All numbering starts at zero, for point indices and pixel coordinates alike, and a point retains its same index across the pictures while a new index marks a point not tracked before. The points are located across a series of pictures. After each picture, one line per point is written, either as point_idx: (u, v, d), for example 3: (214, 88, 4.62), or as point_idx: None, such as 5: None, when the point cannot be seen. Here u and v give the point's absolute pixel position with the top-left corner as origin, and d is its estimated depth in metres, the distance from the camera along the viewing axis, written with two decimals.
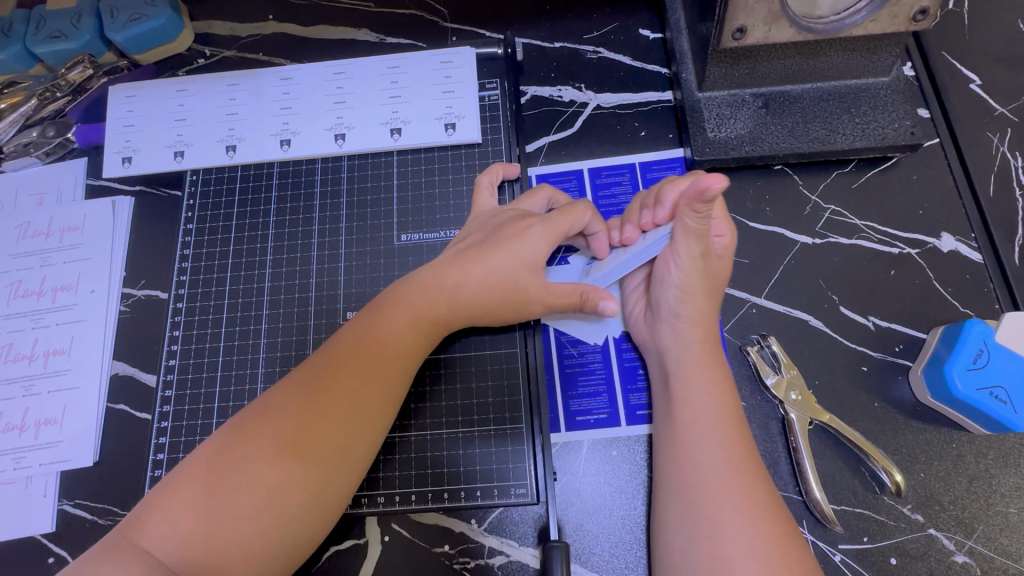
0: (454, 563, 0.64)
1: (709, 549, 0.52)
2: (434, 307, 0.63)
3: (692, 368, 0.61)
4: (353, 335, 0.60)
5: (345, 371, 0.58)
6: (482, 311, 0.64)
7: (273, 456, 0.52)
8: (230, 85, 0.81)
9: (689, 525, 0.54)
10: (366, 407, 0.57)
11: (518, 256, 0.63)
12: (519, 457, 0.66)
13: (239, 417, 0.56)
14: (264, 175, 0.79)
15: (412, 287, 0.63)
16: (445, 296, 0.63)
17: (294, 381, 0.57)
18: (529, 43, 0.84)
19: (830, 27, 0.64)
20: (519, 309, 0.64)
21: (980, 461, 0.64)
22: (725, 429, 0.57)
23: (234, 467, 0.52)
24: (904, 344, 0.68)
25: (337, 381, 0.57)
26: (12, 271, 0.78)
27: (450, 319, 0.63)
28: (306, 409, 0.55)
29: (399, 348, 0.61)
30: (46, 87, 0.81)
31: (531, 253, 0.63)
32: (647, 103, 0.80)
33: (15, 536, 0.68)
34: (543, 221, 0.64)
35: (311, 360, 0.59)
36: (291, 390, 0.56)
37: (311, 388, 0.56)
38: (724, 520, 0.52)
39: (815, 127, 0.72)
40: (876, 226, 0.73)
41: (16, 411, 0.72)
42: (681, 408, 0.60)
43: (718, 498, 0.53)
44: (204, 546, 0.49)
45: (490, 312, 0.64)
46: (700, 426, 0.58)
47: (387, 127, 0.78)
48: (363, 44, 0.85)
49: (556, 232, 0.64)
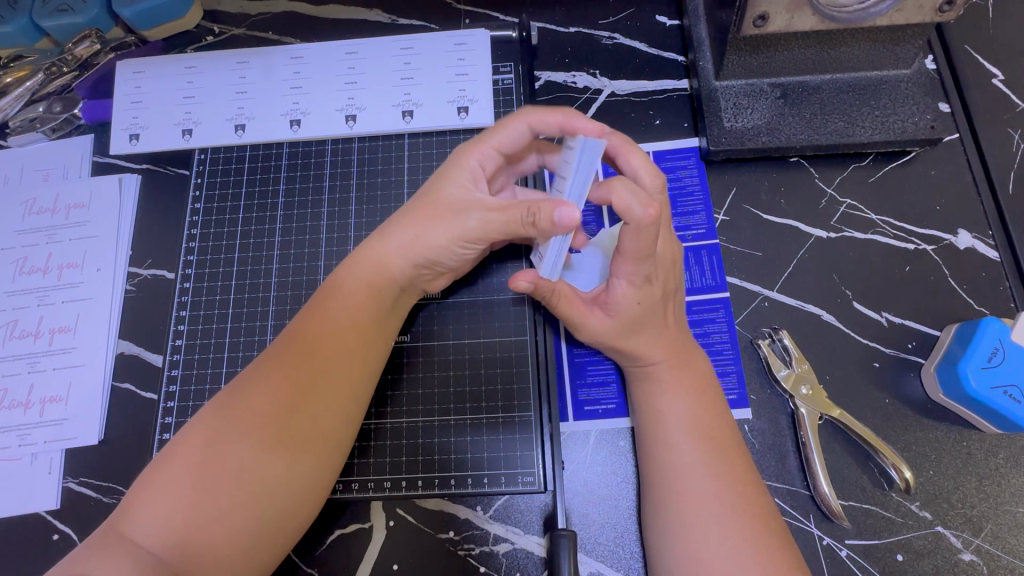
0: (459, 550, 0.64)
1: (697, 545, 0.52)
2: (373, 257, 0.62)
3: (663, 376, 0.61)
4: (322, 315, 0.59)
5: (320, 351, 0.56)
6: (411, 233, 0.62)
7: (249, 439, 0.51)
8: (240, 62, 0.80)
9: (675, 521, 0.54)
10: (345, 392, 0.57)
11: (449, 183, 0.62)
12: (527, 445, 0.66)
13: (213, 403, 0.54)
14: (273, 155, 0.78)
15: (362, 245, 0.64)
16: (380, 235, 0.63)
17: (266, 362, 0.56)
18: (544, 27, 0.82)
19: (854, 17, 0.62)
20: (452, 226, 0.60)
21: (990, 460, 0.63)
22: (704, 428, 0.57)
23: (214, 451, 0.50)
24: (917, 341, 0.68)
25: (312, 362, 0.56)
26: (17, 247, 0.77)
27: (390, 257, 0.62)
28: (286, 392, 0.54)
29: (362, 322, 0.60)
30: (53, 62, 0.80)
31: (463, 176, 0.62)
32: (662, 92, 0.78)
33: (20, 512, 0.68)
34: (475, 144, 0.63)
35: (278, 341, 0.58)
36: (265, 372, 0.55)
37: (285, 369, 0.55)
38: (707, 521, 0.52)
39: (834, 119, 0.71)
40: (892, 222, 0.72)
41: (22, 387, 0.72)
42: (654, 407, 0.60)
43: (704, 492, 0.54)
44: (186, 532, 0.47)
45: (419, 235, 0.61)
46: (677, 423, 0.58)
47: (398, 109, 0.77)
48: (374, 25, 0.84)
49: (483, 144, 0.62)
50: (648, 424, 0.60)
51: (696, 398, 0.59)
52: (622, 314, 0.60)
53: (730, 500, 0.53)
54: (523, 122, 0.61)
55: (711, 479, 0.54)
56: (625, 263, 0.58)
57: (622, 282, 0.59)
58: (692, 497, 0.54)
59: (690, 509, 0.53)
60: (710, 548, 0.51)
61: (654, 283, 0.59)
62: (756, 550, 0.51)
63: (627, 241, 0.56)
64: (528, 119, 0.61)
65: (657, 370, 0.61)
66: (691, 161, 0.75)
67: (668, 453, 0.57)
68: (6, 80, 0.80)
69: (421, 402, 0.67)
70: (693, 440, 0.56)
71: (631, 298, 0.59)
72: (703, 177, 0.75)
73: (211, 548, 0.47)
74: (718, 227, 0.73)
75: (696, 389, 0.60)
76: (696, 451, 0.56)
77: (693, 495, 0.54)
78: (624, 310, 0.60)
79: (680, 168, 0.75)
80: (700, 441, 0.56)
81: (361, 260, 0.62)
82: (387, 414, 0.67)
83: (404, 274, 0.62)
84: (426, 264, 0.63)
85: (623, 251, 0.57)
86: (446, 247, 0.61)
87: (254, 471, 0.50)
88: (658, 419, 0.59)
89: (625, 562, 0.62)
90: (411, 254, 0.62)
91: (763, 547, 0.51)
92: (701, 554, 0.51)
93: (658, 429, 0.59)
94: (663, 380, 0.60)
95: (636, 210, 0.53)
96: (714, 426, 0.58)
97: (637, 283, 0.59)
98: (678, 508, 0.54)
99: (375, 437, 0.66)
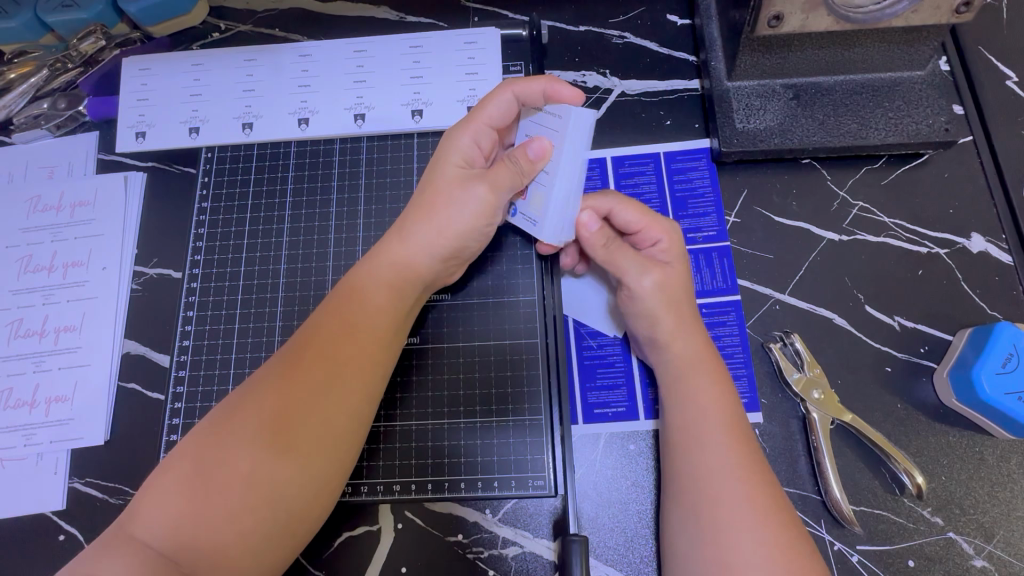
0: (468, 553, 0.64)
1: (725, 550, 0.50)
2: (394, 258, 0.62)
3: (697, 384, 0.59)
4: (339, 313, 0.58)
5: (330, 349, 0.56)
6: (434, 227, 0.62)
7: (259, 438, 0.50)
8: (247, 60, 0.79)
9: (702, 525, 0.52)
10: (355, 391, 0.56)
11: (449, 166, 0.64)
12: (538, 449, 0.65)
13: (225, 402, 0.54)
14: (281, 154, 0.77)
15: (378, 246, 0.64)
16: (401, 235, 0.63)
17: (278, 362, 0.56)
18: (554, 26, 0.81)
19: (869, 17, 0.61)
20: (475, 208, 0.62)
21: (1002, 465, 0.63)
22: (738, 435, 0.56)
23: (223, 450, 0.50)
24: (929, 346, 0.67)
25: (323, 363, 0.55)
26: (23, 246, 0.77)
27: (413, 255, 0.62)
28: (296, 390, 0.53)
29: (382, 321, 0.59)
30: (58, 58, 0.79)
31: (459, 158, 0.64)
32: (673, 92, 0.78)
33: (27, 512, 0.68)
34: (465, 124, 0.65)
35: (292, 341, 0.58)
36: (275, 373, 0.54)
37: (295, 366, 0.54)
38: (735, 525, 0.51)
39: (847, 120, 0.70)
40: (905, 225, 0.71)
41: (27, 387, 0.72)
42: (685, 412, 0.59)
43: (732, 493, 0.52)
44: (191, 535, 0.47)
45: (441, 224, 0.62)
46: (711, 425, 0.57)
47: (407, 109, 0.76)
48: (383, 23, 0.83)
49: (474, 123, 0.64)
50: (680, 426, 0.59)
51: (730, 402, 0.58)
52: (672, 269, 0.64)
53: (761, 504, 0.52)
54: (508, 92, 0.63)
55: (742, 482, 0.53)
56: (655, 225, 0.65)
57: (660, 243, 0.65)
58: (723, 500, 0.52)
59: (720, 512, 0.52)
60: (740, 550, 0.50)
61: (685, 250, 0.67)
62: (786, 558, 0.49)
63: (632, 212, 0.65)
64: (511, 89, 0.63)
65: (690, 373, 0.60)
66: (702, 162, 0.75)
67: (700, 455, 0.56)
68: (9, 76, 0.79)
69: (430, 405, 0.67)
70: (726, 443, 0.55)
71: (676, 256, 0.65)
72: (714, 179, 0.74)
73: (215, 550, 0.47)
74: (729, 229, 0.73)
75: (727, 396, 0.59)
76: (728, 454, 0.55)
77: (722, 499, 0.53)
78: (672, 265, 0.64)
79: (690, 170, 0.75)
80: (733, 444, 0.55)
81: (376, 263, 0.62)
82: (396, 417, 0.67)
83: (429, 269, 0.63)
84: (451, 254, 0.64)
85: (654, 214, 0.66)
86: (472, 230, 0.63)
87: (264, 471, 0.50)
88: (689, 425, 0.58)
89: (635, 566, 0.62)
90: (434, 246, 0.62)
91: (794, 555, 0.50)
92: (730, 558, 0.50)
93: (687, 433, 0.58)
94: (697, 383, 0.59)
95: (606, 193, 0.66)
96: (746, 431, 0.57)
97: (678, 242, 0.66)
98: (707, 510, 0.53)
99: (384, 440, 0.66)
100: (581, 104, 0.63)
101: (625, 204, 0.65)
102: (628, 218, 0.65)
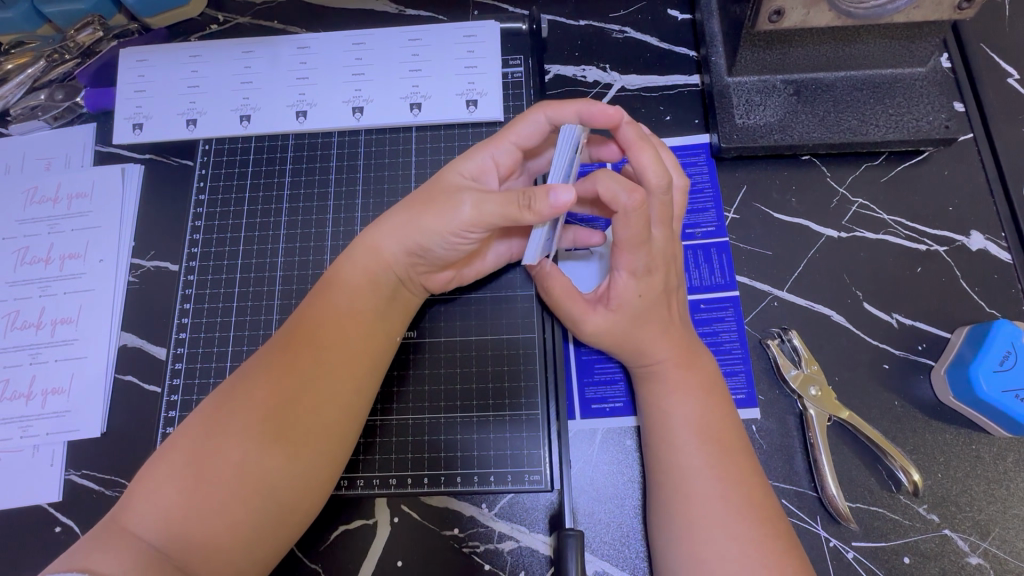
0: (464, 547, 0.64)
1: (700, 546, 0.52)
2: (367, 246, 0.61)
3: (670, 382, 0.59)
4: (327, 303, 0.58)
5: (319, 342, 0.56)
6: (406, 219, 0.60)
7: (248, 431, 0.51)
8: (245, 52, 0.79)
9: (680, 522, 0.54)
10: (346, 384, 0.56)
11: (453, 171, 0.62)
12: (534, 443, 0.65)
13: (216, 394, 0.54)
14: (279, 147, 0.77)
15: (360, 234, 0.64)
16: (379, 223, 0.62)
17: (269, 353, 0.56)
18: (554, 20, 0.81)
19: (871, 13, 0.61)
20: (445, 210, 0.58)
21: (999, 463, 0.63)
22: (713, 432, 0.57)
23: (213, 442, 0.50)
24: (928, 343, 0.67)
25: (313, 354, 0.55)
26: (19, 238, 0.76)
27: (383, 242, 0.61)
28: (286, 382, 0.53)
29: (366, 310, 0.59)
30: (55, 49, 0.78)
31: (470, 167, 0.62)
32: (673, 87, 0.77)
33: (22, 504, 0.67)
34: (494, 136, 0.63)
35: (281, 332, 0.58)
36: (267, 363, 0.55)
37: (285, 359, 0.55)
38: (709, 523, 0.52)
39: (847, 117, 0.70)
40: (904, 222, 0.71)
41: (23, 379, 0.71)
42: (659, 407, 0.59)
43: (707, 492, 0.53)
44: (185, 525, 0.47)
45: (410, 220, 0.60)
46: (682, 424, 0.57)
47: (406, 102, 0.76)
48: (382, 16, 0.83)
49: (500, 139, 0.62)
50: (651, 424, 0.59)
51: (699, 397, 0.58)
52: (626, 308, 0.60)
53: (736, 501, 0.53)
54: (540, 113, 0.61)
55: (716, 481, 0.54)
56: (625, 254, 0.58)
57: (623, 274, 0.59)
58: (698, 499, 0.53)
59: (694, 511, 0.53)
60: (713, 547, 0.51)
61: (656, 273, 0.59)
62: (761, 553, 0.51)
63: (626, 229, 0.56)
64: (544, 112, 0.61)
65: (661, 371, 0.60)
66: (701, 157, 0.75)
67: (673, 454, 0.56)
68: (6, 67, 0.78)
69: (427, 399, 0.67)
70: (697, 442, 0.56)
71: (632, 290, 0.59)
72: (714, 174, 0.74)
73: (210, 540, 0.47)
74: (728, 225, 0.72)
75: (705, 391, 0.59)
76: (700, 453, 0.55)
77: (697, 497, 0.53)
78: (628, 304, 0.60)
79: (690, 165, 0.74)
80: (705, 442, 0.56)
81: (357, 248, 0.62)
82: (393, 411, 0.67)
83: (397, 263, 0.61)
84: (418, 252, 0.60)
85: (618, 242, 0.58)
86: (436, 232, 0.58)
87: (256, 463, 0.50)
88: (664, 422, 0.58)
89: (630, 562, 0.62)
90: (402, 239, 0.60)
91: (768, 550, 0.51)
92: (705, 555, 0.51)
93: (662, 429, 0.58)
94: (665, 381, 0.60)
95: (621, 198, 0.54)
96: (719, 427, 0.57)
97: (638, 274, 0.59)
98: (682, 509, 0.54)
99: (381, 434, 0.66)
100: (619, 121, 0.58)
101: (660, 205, 0.59)
102: (620, 228, 0.56)
